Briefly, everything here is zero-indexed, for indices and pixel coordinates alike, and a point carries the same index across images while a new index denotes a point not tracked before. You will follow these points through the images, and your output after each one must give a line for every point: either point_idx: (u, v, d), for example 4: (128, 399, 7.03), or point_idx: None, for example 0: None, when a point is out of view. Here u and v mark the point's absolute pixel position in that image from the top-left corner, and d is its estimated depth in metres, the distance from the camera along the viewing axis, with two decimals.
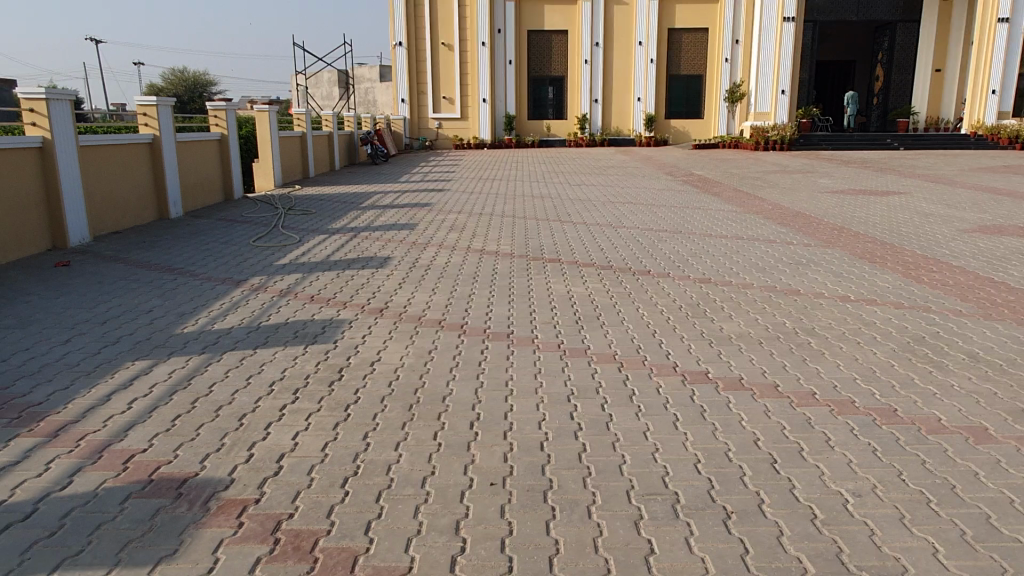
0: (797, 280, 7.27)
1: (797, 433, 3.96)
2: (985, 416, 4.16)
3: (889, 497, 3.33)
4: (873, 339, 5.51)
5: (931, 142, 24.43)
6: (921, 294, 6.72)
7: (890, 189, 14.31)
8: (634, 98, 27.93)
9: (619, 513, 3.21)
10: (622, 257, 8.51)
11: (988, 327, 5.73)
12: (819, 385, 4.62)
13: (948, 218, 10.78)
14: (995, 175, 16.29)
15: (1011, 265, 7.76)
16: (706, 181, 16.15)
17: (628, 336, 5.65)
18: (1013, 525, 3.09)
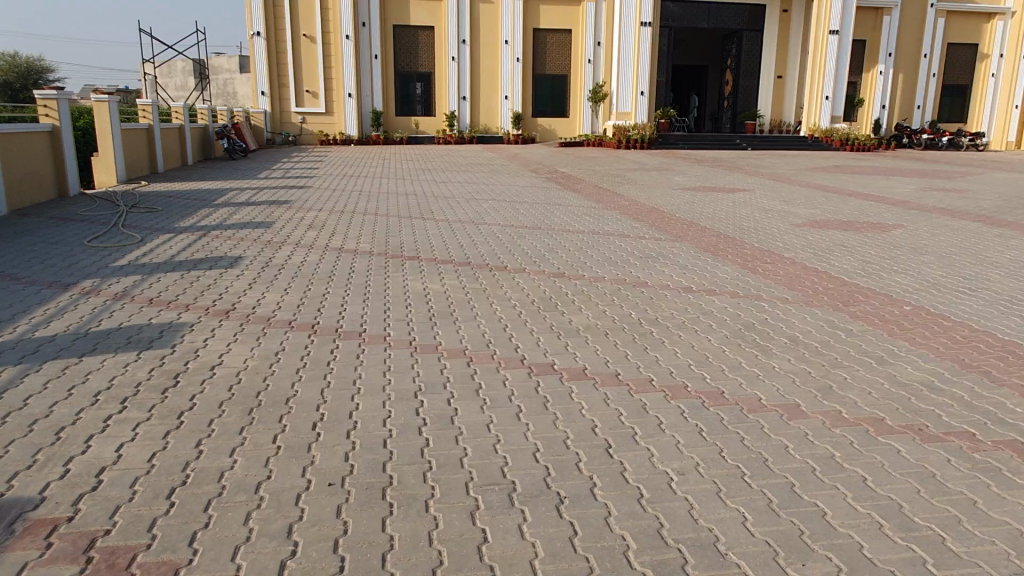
0: (645, 273, 7.64)
1: (632, 418, 4.16)
2: (799, 394, 4.54)
3: (709, 473, 3.57)
4: (708, 327, 5.87)
5: (774, 143, 26.37)
6: (754, 283, 7.24)
7: (736, 186, 15.33)
8: (501, 96, 28.25)
9: (456, 505, 3.25)
10: (482, 253, 8.61)
11: (809, 313, 6.26)
12: (656, 372, 4.88)
13: (784, 214, 11.68)
14: (828, 174, 17.79)
15: (834, 256, 8.52)
16: (569, 178, 16.64)
17: (480, 330, 5.74)
18: (812, 490, 3.40)
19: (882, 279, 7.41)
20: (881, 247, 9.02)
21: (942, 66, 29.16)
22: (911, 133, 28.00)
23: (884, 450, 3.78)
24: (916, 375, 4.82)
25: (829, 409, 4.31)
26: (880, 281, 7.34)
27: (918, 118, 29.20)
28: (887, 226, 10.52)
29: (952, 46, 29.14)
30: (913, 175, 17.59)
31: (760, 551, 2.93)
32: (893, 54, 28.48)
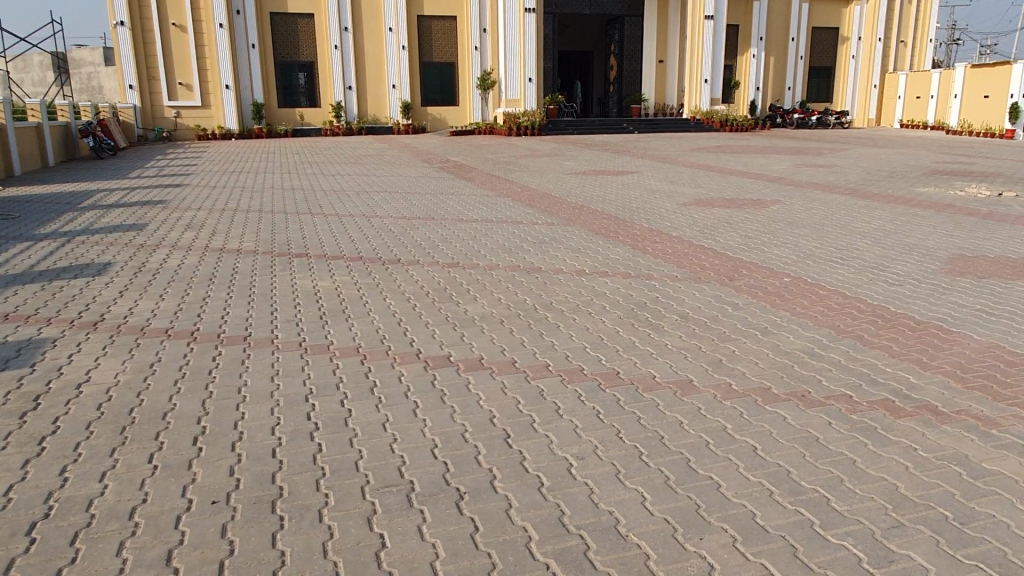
0: (539, 258, 7.65)
1: (530, 406, 4.13)
2: (690, 368, 4.64)
3: (608, 455, 3.58)
4: (602, 309, 5.91)
5: (659, 126, 27.15)
6: (644, 263, 7.39)
7: (624, 169, 15.69)
8: (388, 85, 27.71)
9: (351, 512, 3.11)
10: (374, 247, 8.37)
11: (697, 288, 6.44)
12: (553, 356, 4.87)
13: (671, 194, 12.03)
14: (710, 154, 18.48)
15: (718, 232, 8.83)
16: (461, 167, 16.53)
17: (373, 326, 5.56)
18: (707, 464, 3.46)
19: (763, 253, 7.73)
20: (761, 222, 9.43)
21: (808, 49, 30.92)
22: (785, 113, 29.79)
23: (772, 419, 3.90)
24: (798, 343, 5.03)
25: (719, 382, 4.42)
26: (761, 255, 7.65)
27: (789, 98, 30.86)
28: (766, 202, 11.02)
29: (817, 30, 30.98)
30: (786, 153, 18.57)
31: (659, 529, 2.95)
32: (764, 38, 29.85)
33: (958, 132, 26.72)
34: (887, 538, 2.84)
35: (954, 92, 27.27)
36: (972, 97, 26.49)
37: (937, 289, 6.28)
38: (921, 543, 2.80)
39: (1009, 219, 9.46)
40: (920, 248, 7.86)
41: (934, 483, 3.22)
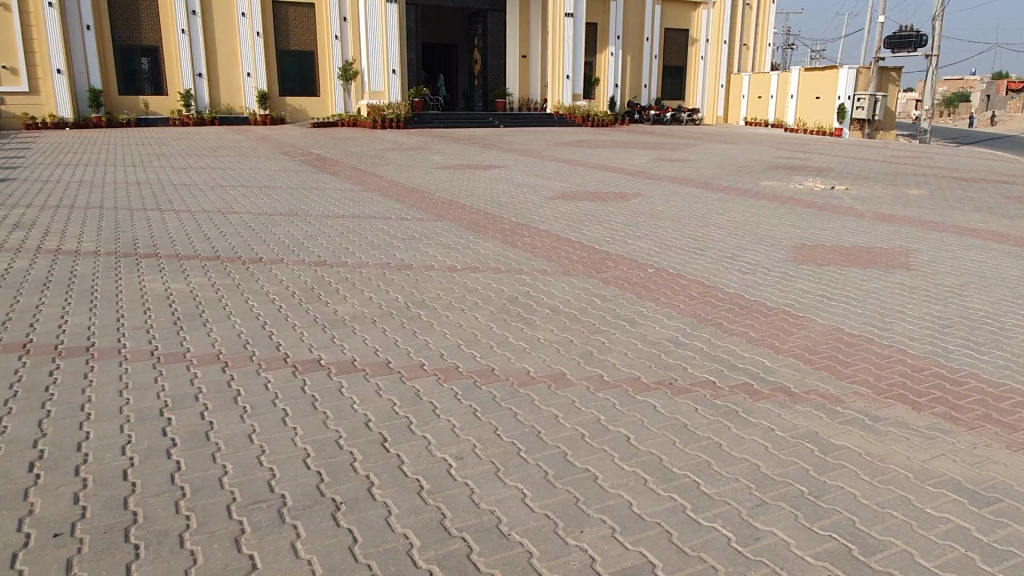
0: (410, 255, 7.51)
1: (406, 407, 4.02)
2: (564, 361, 4.69)
3: (486, 454, 3.53)
4: (475, 305, 5.88)
5: (523, 120, 27.55)
6: (515, 257, 7.43)
7: (491, 163, 15.77)
8: (243, 73, 26.32)
9: (216, 534, 2.89)
10: (233, 245, 7.90)
11: (566, 282, 6.55)
12: (427, 355, 4.78)
13: (538, 188, 12.21)
14: (574, 149, 18.94)
15: (584, 226, 9.04)
16: (324, 160, 15.99)
17: (235, 330, 5.23)
18: (583, 456, 3.50)
19: (628, 246, 8.00)
20: (624, 215, 9.76)
21: (661, 49, 32.39)
22: (642, 109, 31.05)
23: (643, 408, 4.02)
24: (664, 332, 5.23)
25: (592, 374, 4.50)
26: (625, 247, 7.91)
27: (646, 96, 32.20)
28: (628, 195, 11.43)
29: (669, 30, 32.59)
30: (645, 148, 19.38)
31: (541, 525, 2.95)
32: (621, 37, 30.90)
33: (795, 130, 29.09)
34: (752, 516, 3.00)
35: (791, 93, 29.62)
36: (806, 98, 28.88)
37: (784, 277, 6.76)
38: (782, 519, 2.98)
39: (842, 210, 10.35)
40: (768, 238, 8.43)
41: (791, 461, 3.44)
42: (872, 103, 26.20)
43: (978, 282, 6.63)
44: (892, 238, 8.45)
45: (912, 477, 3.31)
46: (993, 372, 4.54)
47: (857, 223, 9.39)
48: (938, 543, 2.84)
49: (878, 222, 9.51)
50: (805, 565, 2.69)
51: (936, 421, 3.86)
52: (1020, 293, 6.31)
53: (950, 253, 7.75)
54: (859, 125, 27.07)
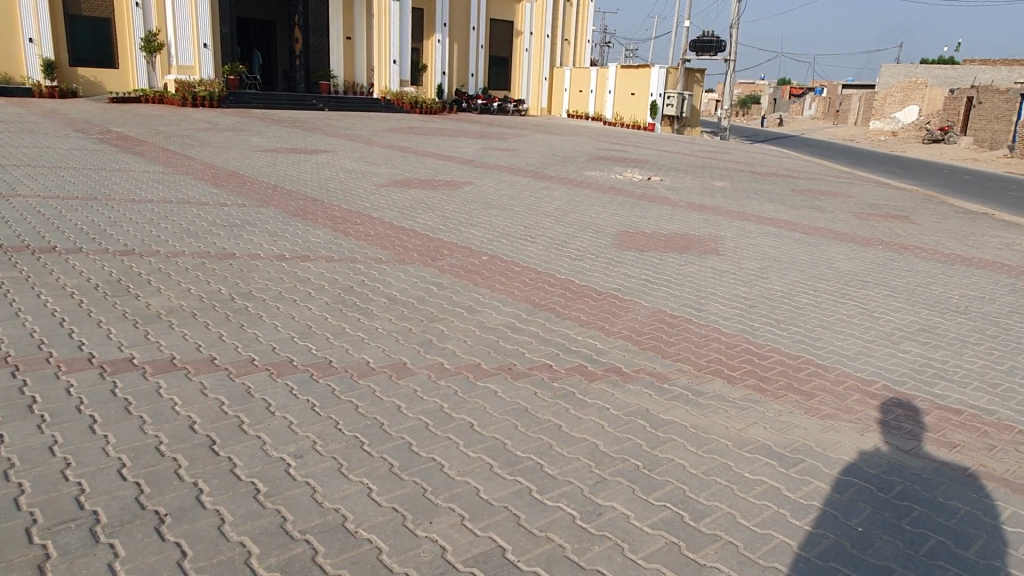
0: (232, 243, 7.02)
1: (236, 407, 3.74)
2: (404, 351, 4.59)
3: (327, 449, 3.37)
4: (307, 295, 5.60)
5: (348, 104, 26.77)
6: (347, 246, 7.19)
7: (317, 147, 15.17)
8: (23, 38, 23.20)
9: (15, 563, 2.53)
10: (18, 233, 6.94)
11: (402, 270, 6.43)
12: (257, 350, 4.49)
13: (368, 174, 11.92)
14: (401, 135, 18.67)
15: (417, 213, 8.95)
16: (127, 140, 14.55)
17: (27, 330, 4.60)
18: (428, 446, 3.44)
19: (461, 233, 8.01)
20: (456, 203, 9.76)
21: (487, 39, 32.64)
22: (469, 98, 31.23)
23: (485, 394, 4.04)
24: (500, 319, 5.30)
25: (432, 362, 4.45)
26: (459, 235, 7.91)
27: (472, 84, 32.33)
28: (458, 183, 11.47)
29: (496, 22, 33.00)
30: (473, 136, 19.53)
31: (389, 519, 2.86)
32: (447, 24, 30.74)
33: (614, 124, 30.86)
34: (593, 493, 3.12)
35: (608, 89, 31.35)
36: (622, 94, 30.64)
37: (610, 263, 7.09)
38: (621, 493, 3.13)
39: (658, 199, 11.06)
40: (593, 225, 8.81)
41: (625, 437, 3.62)
42: (680, 101, 28.41)
43: (775, 265, 7.37)
44: (703, 226, 9.15)
45: (730, 445, 3.61)
46: (792, 346, 5.07)
47: (672, 212, 10.07)
48: (755, 503, 3.12)
49: (689, 211, 10.30)
50: (643, 535, 2.84)
51: (749, 393, 4.23)
52: (808, 275, 7.09)
53: (751, 239, 8.54)
54: (669, 121, 29.40)
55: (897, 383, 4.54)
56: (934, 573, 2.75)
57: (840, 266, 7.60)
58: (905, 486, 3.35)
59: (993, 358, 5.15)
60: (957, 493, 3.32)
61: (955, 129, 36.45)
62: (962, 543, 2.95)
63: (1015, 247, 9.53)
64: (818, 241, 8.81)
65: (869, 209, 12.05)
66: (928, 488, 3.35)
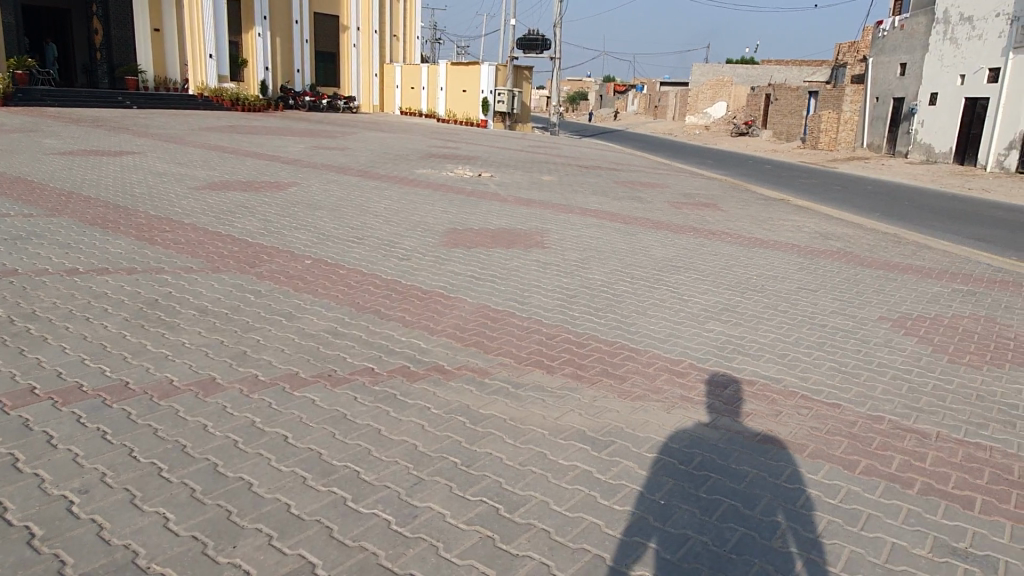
0: (13, 259, 6.26)
1: (9, 444, 3.33)
2: (213, 366, 4.30)
3: (119, 481, 3.08)
4: (103, 312, 5.11)
5: (160, 101, 24.88)
6: (153, 255, 6.65)
7: (121, 148, 13.93)
8: None
9: None
10: None
11: (215, 279, 6.05)
12: (40, 378, 4.02)
13: (180, 177, 11.11)
14: (221, 134, 17.59)
15: (235, 218, 8.46)
16: None
17: None
18: (236, 465, 3.25)
19: (282, 237, 7.68)
20: (279, 205, 9.34)
21: (313, 34, 31.51)
22: (296, 95, 30.05)
23: (300, 404, 3.89)
24: (321, 324, 5.13)
25: (245, 375, 4.20)
26: (280, 239, 7.57)
27: (299, 81, 31.01)
28: (283, 184, 11.00)
29: (321, 15, 31.93)
30: (300, 135, 18.83)
31: (187, 549, 2.67)
32: (267, 17, 29.11)
33: (446, 121, 31.07)
34: (409, 496, 3.09)
35: (440, 85, 31.52)
36: (454, 91, 30.99)
37: (437, 261, 7.09)
38: (437, 493, 3.13)
39: (488, 195, 11.23)
40: (422, 224, 8.78)
41: (444, 436, 3.62)
42: (510, 98, 29.16)
43: (597, 255, 7.70)
44: (529, 220, 9.39)
45: (546, 434, 3.72)
46: (608, 333, 5.31)
47: (500, 207, 10.24)
48: (567, 489, 3.23)
49: (517, 205, 10.51)
50: (457, 532, 2.86)
51: (566, 381, 4.39)
52: (626, 264, 7.47)
53: (574, 231, 8.87)
54: (500, 117, 30.13)
55: (701, 361, 4.90)
56: (725, 535, 2.98)
57: (655, 253, 8.08)
58: (703, 457, 3.61)
59: (783, 331, 5.70)
60: (748, 458, 3.62)
61: (757, 123, 40.16)
62: (750, 504, 3.22)
63: (803, 228, 10.65)
64: (636, 230, 9.32)
65: (682, 198, 12.96)
66: (722, 456, 3.63)
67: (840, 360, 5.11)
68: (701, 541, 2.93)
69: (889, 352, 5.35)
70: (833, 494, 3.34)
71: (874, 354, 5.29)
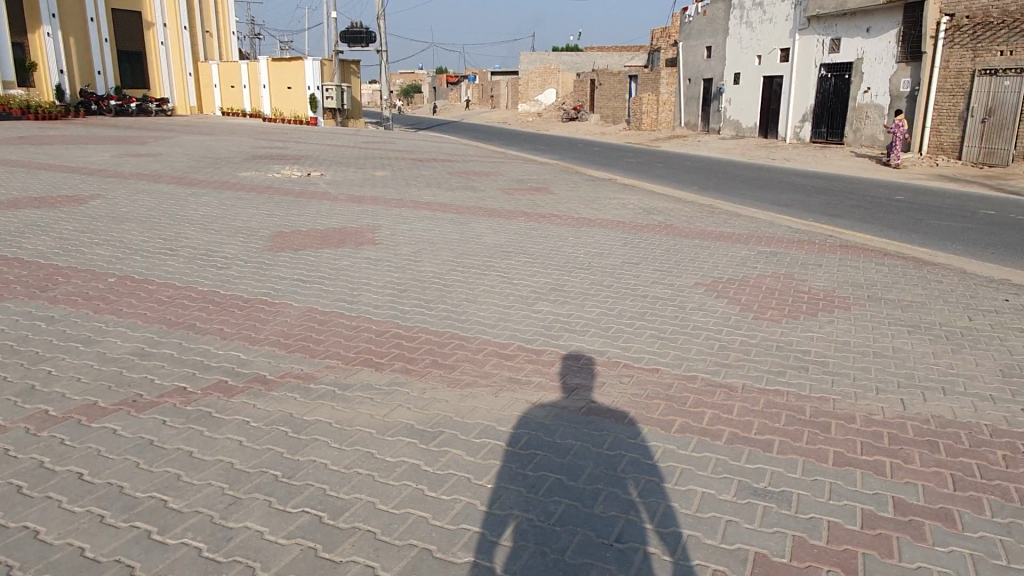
0: None
1: None
2: None
3: None
4: None
5: None
6: None
7: None
8: None
9: None
10: None
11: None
12: None
13: None
14: (8, 146, 15.77)
15: (26, 237, 7.61)
16: None
17: None
18: (19, 514, 2.91)
19: (82, 255, 7.00)
20: (80, 221, 8.52)
21: (112, 33, 28.96)
22: (99, 99, 27.53)
23: (99, 436, 3.55)
24: (125, 347, 4.71)
25: (32, 413, 3.77)
26: (79, 257, 6.89)
27: (102, 84, 28.47)
28: (84, 197, 10.04)
29: (117, 12, 29.37)
30: (106, 143, 17.29)
31: None
32: (57, 15, 26.47)
33: (274, 120, 29.92)
34: (223, 518, 2.91)
35: (262, 83, 30.24)
36: (278, 88, 29.72)
37: (261, 267, 6.76)
38: (255, 510, 2.97)
39: (317, 194, 10.88)
40: (244, 230, 8.34)
41: (264, 449, 3.45)
42: (339, 94, 28.50)
43: (429, 247, 7.66)
44: (360, 217, 9.19)
45: (372, 432, 3.64)
46: (438, 324, 5.30)
47: (331, 206, 9.95)
48: (394, 486, 3.17)
49: (348, 203, 10.25)
50: (277, 549, 2.72)
51: (395, 376, 4.32)
52: (458, 253, 7.49)
53: (406, 225, 8.79)
54: (331, 114, 29.38)
55: (529, 342, 5.00)
56: (550, 509, 3.05)
57: (487, 240, 8.16)
58: (531, 436, 3.68)
59: (607, 305, 5.94)
60: (572, 432, 3.74)
61: (586, 108, 41.77)
62: (574, 475, 3.32)
63: (629, 205, 11.18)
64: (469, 219, 9.38)
65: (515, 184, 13.21)
66: (548, 432, 3.72)
67: (659, 328, 5.40)
68: (527, 518, 2.98)
69: (702, 315, 5.73)
70: (651, 455, 3.51)
71: (689, 318, 5.65)
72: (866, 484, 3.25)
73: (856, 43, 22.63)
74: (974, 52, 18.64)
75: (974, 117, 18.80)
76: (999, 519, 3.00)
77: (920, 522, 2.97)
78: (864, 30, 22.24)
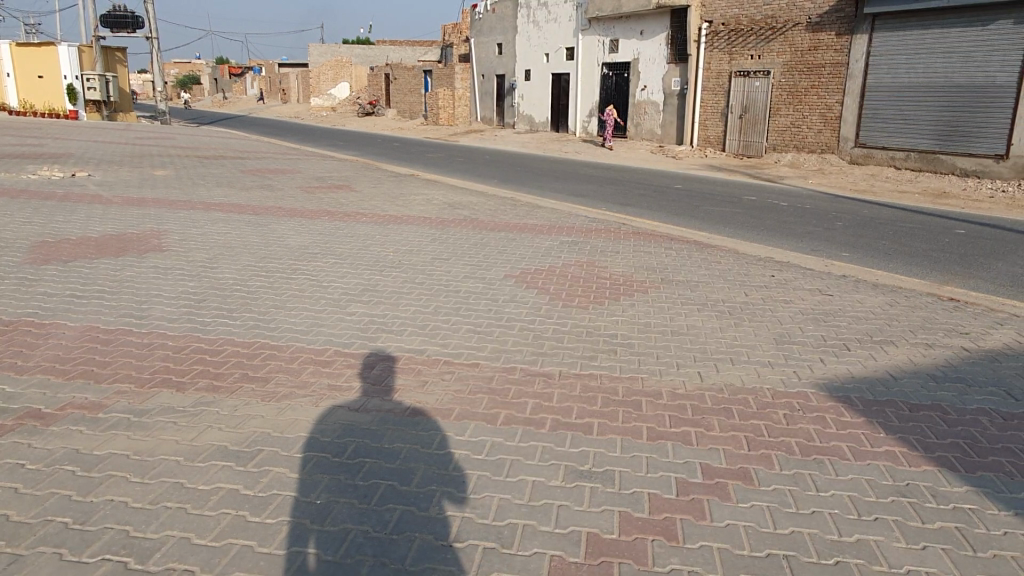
0: None
1: None
2: None
3: None
4: None
5: None
6: None
7: None
8: None
9: None
10: None
11: None
12: None
13: None
14: None
15: None
16: None
17: None
18: None
19: None
20: None
21: None
22: None
23: None
24: None
25: None
26: None
27: None
28: None
29: None
30: None
31: None
32: None
33: (23, 113, 26.41)
34: None
35: (6, 71, 26.27)
36: (26, 77, 26.11)
37: (22, 282, 5.89)
38: (43, 565, 2.58)
39: (88, 198, 9.72)
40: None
41: (46, 494, 3.01)
42: (103, 84, 24.93)
43: (226, 253, 7.13)
44: (141, 221, 8.34)
45: (179, 460, 3.31)
46: (244, 334, 4.95)
47: (104, 210, 8.93)
48: (212, 514, 2.92)
49: (126, 206, 9.28)
50: None
51: (201, 396, 3.96)
52: (259, 257, 7.05)
53: (198, 229, 8.12)
54: (94, 107, 26.40)
55: (345, 346, 4.82)
56: (385, 517, 2.96)
57: (289, 242, 7.77)
58: (356, 443, 3.55)
59: (422, 302, 5.90)
60: (399, 435, 3.66)
61: (381, 103, 41.19)
62: (406, 479, 3.26)
63: (433, 201, 11.18)
64: (268, 220, 8.88)
65: (314, 182, 12.69)
66: (374, 438, 3.61)
67: (475, 322, 5.45)
68: (362, 531, 2.87)
69: (516, 307, 5.89)
70: (479, 449, 3.54)
71: (503, 311, 5.77)
72: (677, 454, 3.52)
73: (631, 44, 24.48)
74: (730, 55, 20.96)
75: (733, 113, 21.11)
76: (786, 472, 3.38)
77: (724, 483, 3.27)
78: (638, 33, 24.12)
